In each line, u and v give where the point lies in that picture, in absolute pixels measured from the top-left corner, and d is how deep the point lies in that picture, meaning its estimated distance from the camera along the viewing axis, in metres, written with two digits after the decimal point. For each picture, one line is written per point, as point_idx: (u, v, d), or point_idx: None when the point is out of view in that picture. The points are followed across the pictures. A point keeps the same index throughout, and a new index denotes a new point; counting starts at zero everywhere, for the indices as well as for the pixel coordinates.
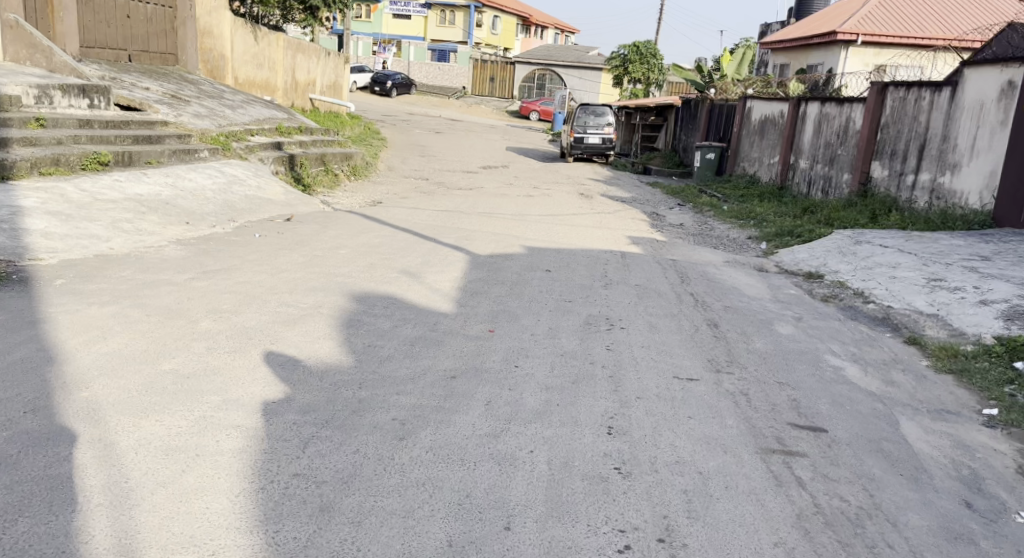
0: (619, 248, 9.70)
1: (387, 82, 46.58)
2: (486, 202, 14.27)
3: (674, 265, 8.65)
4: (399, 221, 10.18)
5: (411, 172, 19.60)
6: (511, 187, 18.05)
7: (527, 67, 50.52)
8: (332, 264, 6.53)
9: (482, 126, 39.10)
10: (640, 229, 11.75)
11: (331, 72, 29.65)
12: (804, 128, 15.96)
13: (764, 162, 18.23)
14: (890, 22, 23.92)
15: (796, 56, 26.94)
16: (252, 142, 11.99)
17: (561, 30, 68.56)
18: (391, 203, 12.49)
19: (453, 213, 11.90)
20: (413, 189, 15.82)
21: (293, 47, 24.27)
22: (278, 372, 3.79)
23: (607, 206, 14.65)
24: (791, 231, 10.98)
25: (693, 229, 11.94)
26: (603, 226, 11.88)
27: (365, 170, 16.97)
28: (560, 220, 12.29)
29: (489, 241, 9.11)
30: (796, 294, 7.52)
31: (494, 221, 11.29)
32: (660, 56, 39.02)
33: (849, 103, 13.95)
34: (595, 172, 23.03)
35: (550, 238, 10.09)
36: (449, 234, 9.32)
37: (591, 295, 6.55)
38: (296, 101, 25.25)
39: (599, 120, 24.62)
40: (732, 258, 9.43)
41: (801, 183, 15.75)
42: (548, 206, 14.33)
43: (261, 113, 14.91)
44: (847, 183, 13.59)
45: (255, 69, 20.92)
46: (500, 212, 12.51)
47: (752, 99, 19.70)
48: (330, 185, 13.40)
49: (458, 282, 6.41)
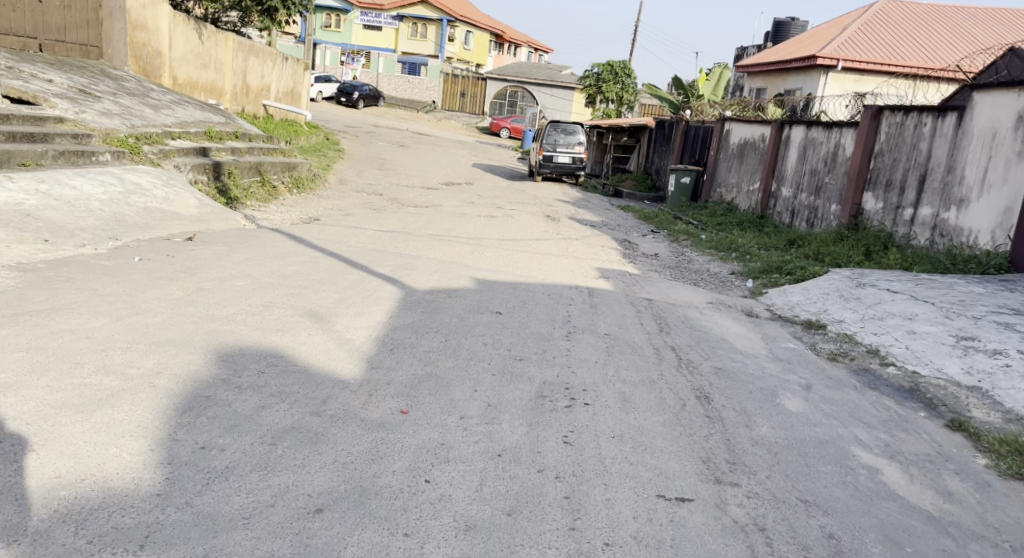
0: (585, 282, 8.40)
1: (353, 93, 45.16)
2: (442, 222, 12.95)
3: (650, 307, 7.32)
4: (333, 244, 8.80)
5: (366, 186, 18.24)
6: (472, 206, 16.76)
7: (498, 84, 49.48)
8: (215, 303, 5.11)
9: (450, 141, 37.82)
10: (609, 259, 10.48)
11: (288, 78, 28.19)
12: (788, 154, 14.78)
13: (743, 188, 17.06)
14: (870, 48, 23.08)
15: (773, 80, 26.06)
16: (168, 146, 10.86)
17: (535, 49, 67.88)
18: (331, 221, 11.12)
19: (400, 234, 10.53)
20: (364, 206, 14.49)
21: (245, 49, 22.92)
22: (17, 514, 2.56)
23: (573, 231, 13.38)
24: (779, 267, 9.74)
25: (670, 261, 10.68)
26: (568, 254, 10.59)
27: (310, 183, 15.60)
28: (522, 245, 10.99)
29: (432, 270, 7.76)
30: (794, 347, 6.21)
31: (445, 245, 9.93)
32: (633, 76, 38.20)
33: (838, 127, 12.75)
34: (563, 193, 21.79)
35: (507, 268, 8.74)
36: (386, 261, 7.96)
37: (547, 351, 5.16)
38: (247, 106, 23.80)
39: (568, 138, 23.26)
40: (717, 298, 8.14)
41: (783, 211, 14.55)
42: (510, 228, 13.03)
43: (192, 117, 13.50)
44: (835, 214, 12.37)
45: (198, 70, 19.46)
46: (455, 234, 11.18)
47: (730, 121, 18.60)
48: (262, 200, 12.04)
49: (378, 332, 5.00)
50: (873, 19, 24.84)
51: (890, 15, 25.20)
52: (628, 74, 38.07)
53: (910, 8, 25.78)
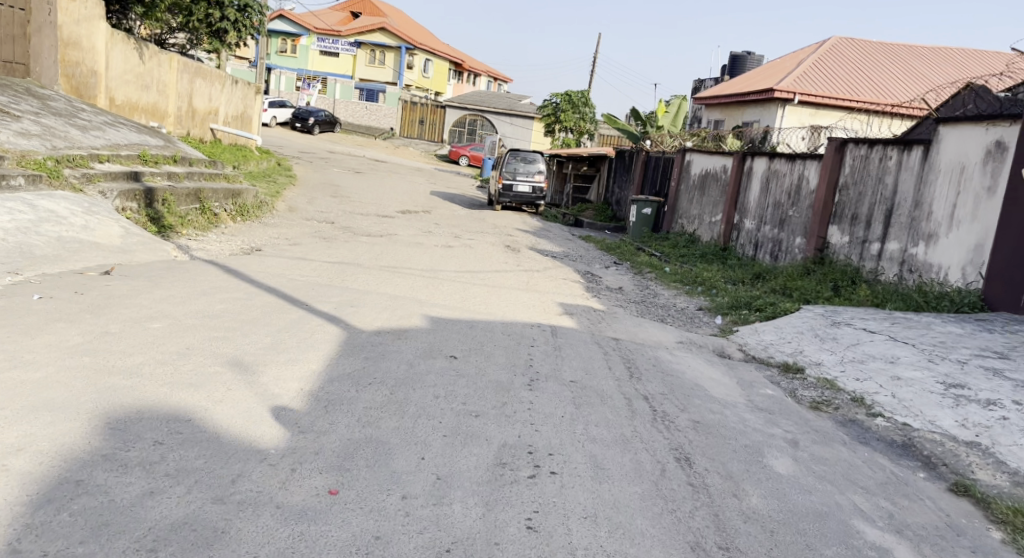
0: (546, 319, 7.83)
1: (309, 119, 44.46)
2: (396, 252, 12.35)
3: (617, 349, 6.77)
4: (273, 278, 8.16)
5: (318, 213, 17.61)
6: (429, 235, 16.20)
7: (457, 112, 49.16)
8: (122, 353, 4.45)
9: (407, 168, 37.27)
10: (570, 293, 9.96)
11: (239, 102, 27.47)
12: (751, 186, 14.49)
13: (705, 220, 16.74)
14: (825, 83, 23.18)
15: (730, 112, 26.06)
16: (93, 170, 10.27)
17: (495, 78, 67.93)
18: (275, 251, 10.49)
19: (349, 266, 9.91)
20: (314, 234, 13.85)
21: (192, 71, 22.18)
22: None
23: (533, 262, 12.87)
24: (747, 301, 9.29)
25: (635, 295, 10.21)
26: (528, 288, 10.05)
27: (257, 211, 14.90)
28: (479, 277, 10.42)
29: (380, 307, 7.12)
30: (773, 392, 5.69)
31: (397, 278, 9.32)
32: (591, 106, 38.16)
33: (802, 160, 12.45)
34: (522, 222, 21.33)
35: (462, 303, 8.15)
36: (332, 297, 7.32)
37: (507, 405, 4.54)
38: (193, 130, 23.00)
39: (528, 167, 22.87)
40: (686, 337, 7.63)
41: (747, 244, 14.21)
42: (467, 258, 12.48)
43: (126, 140, 12.87)
44: (800, 247, 12.01)
45: (140, 90, 18.69)
46: (408, 265, 10.58)
47: (691, 152, 18.36)
48: (200, 229, 11.35)
49: (312, 386, 4.36)
50: (827, 54, 25.05)
51: (844, 51, 25.45)
52: (587, 104, 38.02)
53: (863, 45, 26.10)
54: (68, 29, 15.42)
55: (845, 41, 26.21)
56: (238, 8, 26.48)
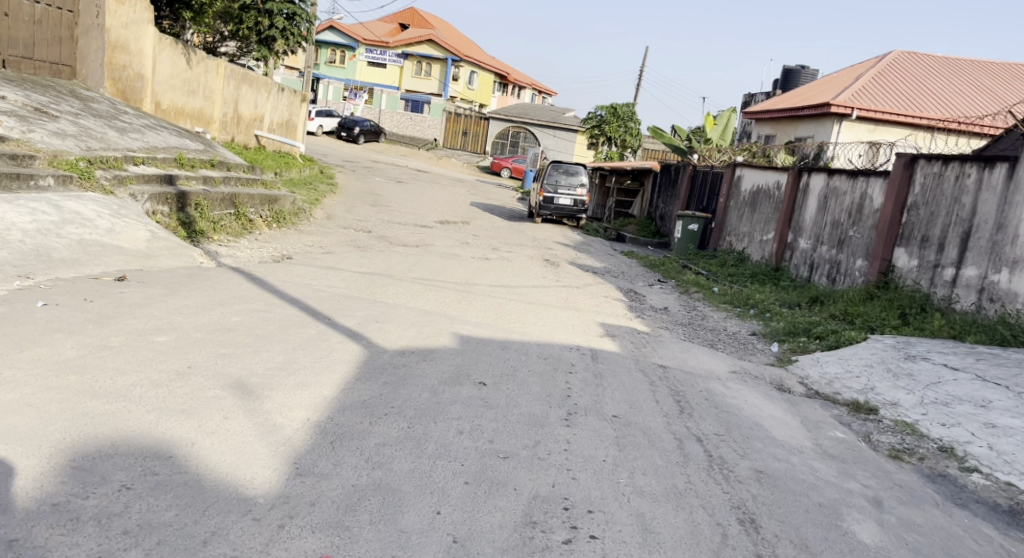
0: (586, 341, 7.24)
1: (354, 128, 44.55)
2: (431, 264, 11.86)
3: (664, 377, 6.16)
4: (299, 287, 7.70)
5: (356, 222, 17.25)
6: (467, 247, 15.74)
7: (501, 124, 48.86)
8: (113, 370, 4.01)
9: (449, 179, 37.00)
10: (613, 312, 9.35)
11: (284, 110, 27.43)
12: (807, 203, 13.77)
13: (755, 238, 16.02)
14: (885, 98, 22.23)
15: (783, 127, 25.22)
16: (127, 171, 9.84)
17: (540, 91, 67.61)
18: (306, 259, 10.07)
19: (381, 277, 9.44)
20: (349, 244, 13.45)
21: (238, 77, 22.12)
22: None
23: (574, 278, 12.29)
24: (806, 328, 8.60)
25: (681, 317, 9.59)
26: (568, 306, 9.46)
27: (293, 218, 14.55)
28: (516, 293, 9.87)
29: (407, 323, 6.62)
30: (844, 436, 5.02)
31: (430, 292, 8.81)
32: (637, 120, 37.50)
33: (866, 177, 11.73)
34: (563, 236, 20.77)
35: (497, 321, 7.60)
36: (358, 311, 6.83)
37: (540, 445, 3.98)
38: (237, 135, 22.93)
39: (571, 180, 22.31)
40: (741, 366, 6.98)
41: (801, 264, 13.49)
42: (504, 272, 11.94)
43: (164, 143, 12.41)
44: (861, 270, 11.29)
45: (185, 95, 18.54)
46: (442, 277, 10.08)
47: (742, 167, 17.64)
48: (232, 235, 10.99)
49: (320, 416, 3.86)
50: (886, 69, 24.11)
51: (904, 66, 24.49)
52: (633, 118, 37.38)
53: (924, 60, 25.10)
54: (117, 34, 15.05)
55: (905, 56, 25.26)
56: (287, 16, 26.53)
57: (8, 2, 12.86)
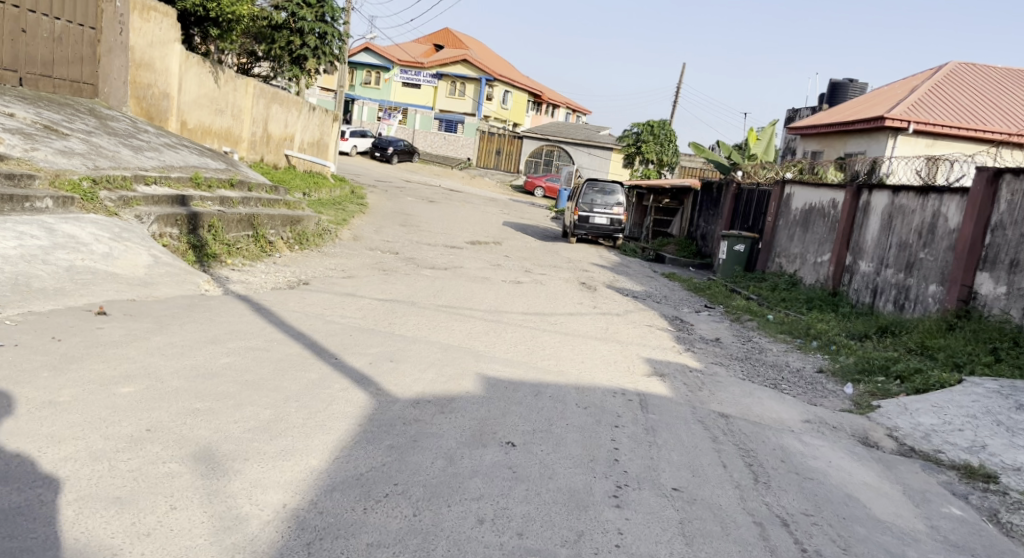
0: (632, 381, 6.36)
1: (388, 148, 44.16)
2: (460, 289, 11.02)
3: (727, 430, 5.26)
4: (311, 317, 6.90)
5: (383, 243, 16.49)
6: (500, 269, 14.91)
7: (535, 143, 48.20)
8: (47, 438, 3.22)
9: (483, 198, 36.30)
10: (660, 345, 8.43)
11: (314, 129, 26.92)
12: (868, 223, 12.90)
13: (808, 259, 15.07)
14: (943, 111, 21.10)
15: (831, 143, 24.16)
16: (136, 192, 9.02)
17: (574, 110, 66.93)
18: (324, 285, 9.29)
19: (405, 305, 8.62)
20: (374, 267, 12.64)
21: (268, 95, 21.60)
22: None
23: (614, 304, 11.36)
24: (883, 364, 7.69)
25: (737, 350, 8.69)
26: (610, 337, 8.55)
27: (316, 240, 13.77)
28: (552, 322, 8.99)
29: (429, 362, 5.79)
30: (964, 515, 4.17)
31: (458, 322, 7.97)
32: (674, 137, 36.54)
33: (942, 196, 10.93)
34: (599, 256, 19.87)
35: (533, 357, 6.75)
36: (374, 347, 6.02)
37: (585, 537, 3.11)
38: (267, 155, 22.41)
39: (607, 199, 21.33)
40: (815, 415, 6.08)
41: (861, 289, 12.63)
42: (539, 298, 11.06)
43: (182, 161, 11.56)
44: (936, 296, 10.51)
45: (213, 115, 17.91)
46: (472, 305, 9.24)
47: (792, 184, 16.67)
48: (247, 259, 10.19)
49: (295, 501, 3.02)
50: (943, 81, 22.98)
51: (962, 78, 23.33)
52: (670, 135, 36.43)
53: (982, 72, 23.94)
54: (140, 51, 14.25)
55: (962, 67, 24.11)
56: (319, 35, 26.01)
57: (24, 17, 12.00)
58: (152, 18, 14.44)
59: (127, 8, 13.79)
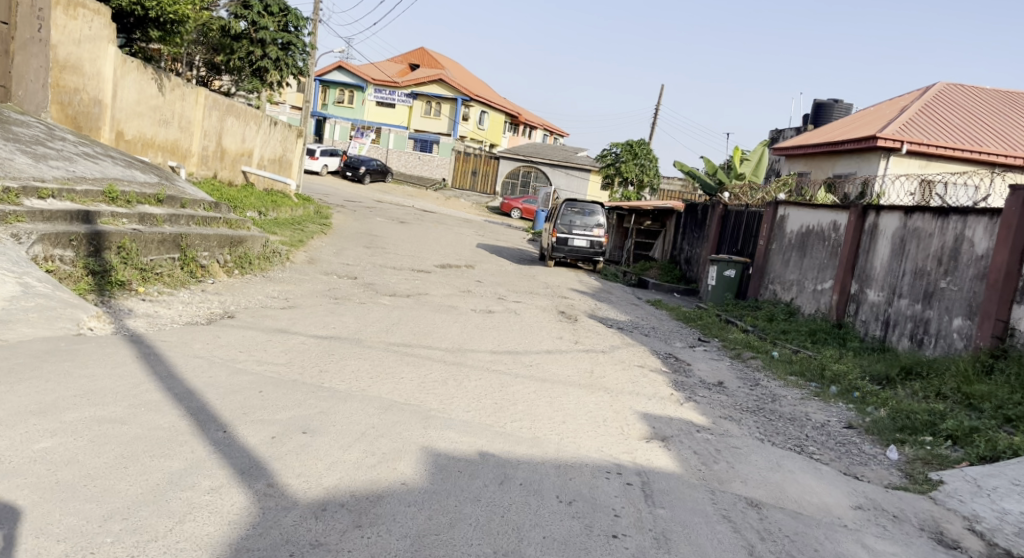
0: (627, 451, 4.92)
1: (360, 167, 42.73)
2: (422, 322, 9.53)
3: (763, 530, 3.83)
4: (217, 365, 5.38)
5: (342, 267, 14.98)
6: (471, 296, 13.47)
7: (511, 164, 46.95)
8: None
9: (458, 219, 34.90)
10: (656, 394, 6.99)
11: (276, 145, 25.42)
12: (876, 248, 11.64)
13: (806, 287, 13.79)
14: (936, 132, 20.05)
15: (818, 164, 23.06)
16: (21, 207, 7.50)
17: (551, 131, 65.95)
18: (255, 319, 7.78)
19: (349, 345, 7.12)
20: (325, 296, 11.14)
21: (222, 107, 20.10)
22: None
23: (597, 338, 9.93)
24: (927, 419, 6.32)
25: (746, 400, 7.31)
26: (595, 382, 7.09)
27: (260, 264, 12.29)
28: (527, 363, 7.52)
29: (358, 434, 4.31)
30: None
31: (411, 368, 6.49)
32: (654, 158, 35.42)
33: (965, 218, 9.67)
34: (579, 281, 18.51)
35: (501, 417, 5.28)
36: (288, 410, 4.52)
37: None
38: (221, 171, 20.85)
39: (586, 220, 20.02)
40: (865, 496, 4.69)
41: (870, 321, 11.33)
42: (512, 332, 9.60)
43: (98, 172, 10.03)
44: (962, 331, 9.20)
45: (156, 125, 16.49)
46: (431, 342, 7.76)
47: (786, 205, 15.42)
48: (166, 286, 8.68)
49: None
50: (934, 101, 21.98)
51: (951, 99, 22.37)
52: (650, 156, 35.31)
53: (972, 92, 23.03)
54: (65, 50, 12.94)
55: (951, 88, 23.19)
56: (281, 46, 24.75)
57: None
58: (80, 15, 13.16)
59: (47, 2, 12.42)
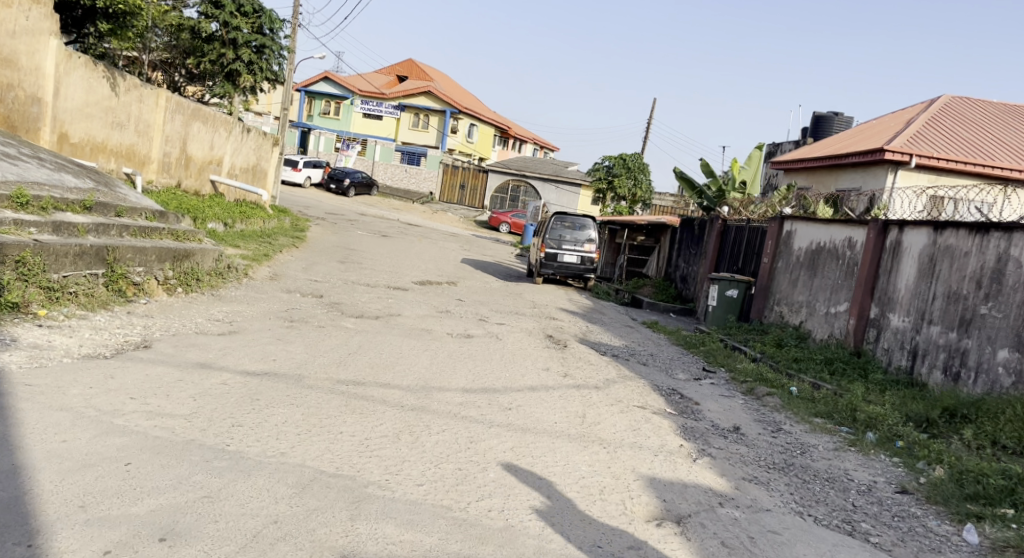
0: (632, 548, 3.63)
1: (344, 179, 41.43)
2: (386, 351, 8.21)
3: None
4: (83, 419, 4.05)
5: (309, 284, 13.67)
6: (451, 317, 12.18)
7: (500, 178, 45.74)
8: None
9: (444, 234, 33.61)
10: (662, 447, 5.69)
11: (250, 153, 24.15)
12: (899, 268, 10.38)
13: (817, 310, 12.53)
14: (946, 145, 18.86)
15: (820, 179, 21.86)
16: None
17: (542, 145, 64.88)
18: (176, 349, 6.45)
19: (284, 384, 5.78)
20: (279, 318, 9.82)
21: (186, 111, 18.78)
22: None
23: (590, 369, 8.62)
24: (1004, 484, 5.00)
25: (770, 453, 6.02)
26: (587, 431, 5.79)
27: (210, 281, 10.99)
28: (505, 406, 6.20)
29: (244, 535, 3.02)
30: None
31: (356, 416, 5.16)
32: (648, 173, 34.31)
33: (1010, 235, 8.41)
34: (568, 300, 17.23)
35: (463, 493, 3.96)
36: (159, 493, 3.24)
37: None
38: (186, 180, 19.52)
39: (577, 234, 18.73)
40: None
41: (893, 349, 10.06)
42: (491, 362, 8.28)
43: (13, 174, 8.79)
44: (1011, 366, 7.92)
45: (108, 128, 15.31)
46: (390, 379, 6.43)
47: (793, 220, 14.19)
48: (77, 308, 7.48)
49: None
50: (941, 114, 20.84)
51: (959, 111, 21.23)
52: (643, 171, 34.17)
53: (980, 106, 21.90)
54: None
55: (957, 100, 22.05)
56: (256, 49, 23.72)
57: None
58: (14, 4, 12.29)
59: None
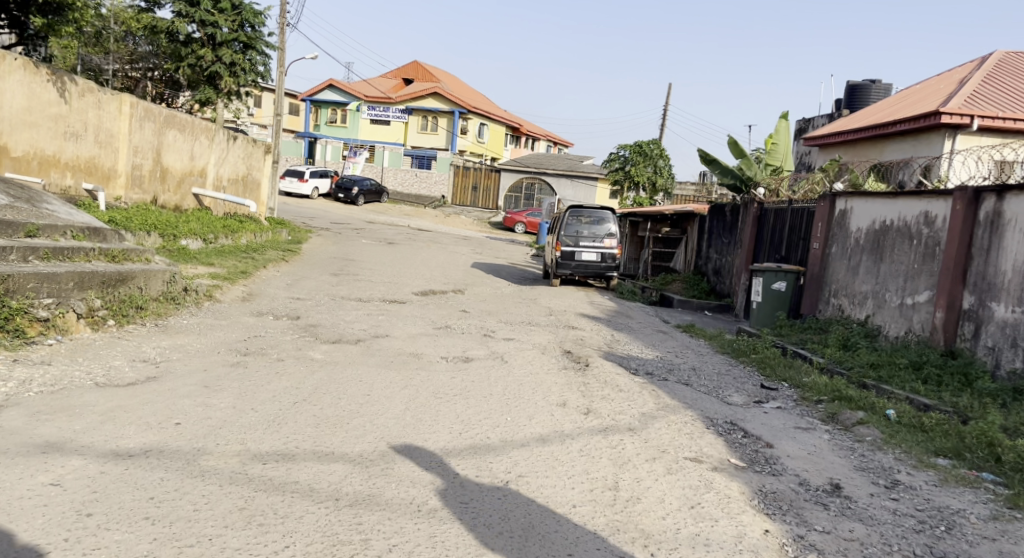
0: None
1: (354, 188, 39.67)
2: (353, 391, 6.28)
3: None
4: None
5: (289, 303, 11.81)
6: (453, 334, 10.24)
7: (513, 175, 43.74)
8: None
9: (457, 238, 31.71)
10: (739, 543, 3.68)
11: (238, 162, 22.33)
12: (1002, 246, 8.25)
13: (889, 302, 10.42)
14: (1008, 103, 16.59)
15: (862, 152, 19.65)
16: None
17: (556, 141, 62.76)
18: (31, 419, 4.53)
19: (162, 472, 3.83)
20: (233, 351, 7.93)
21: (157, 118, 16.99)
22: None
23: (620, 399, 6.61)
24: None
25: (905, 533, 3.99)
26: (626, 520, 3.80)
27: (155, 309, 9.09)
28: (499, 479, 4.21)
29: None
30: None
31: (246, 534, 3.20)
32: (668, 160, 32.13)
33: None
34: (590, 303, 15.23)
35: None
36: None
37: None
38: (162, 196, 17.75)
39: (596, 229, 16.68)
40: None
41: (1003, 348, 7.96)
42: (488, 398, 6.31)
43: None
44: None
45: (59, 138, 13.53)
46: (334, 448, 4.48)
47: (847, 197, 12.03)
48: None
49: None
50: (996, 71, 18.51)
51: (1016, 67, 18.89)
52: (663, 158, 32.01)
53: None
54: None
55: (1011, 56, 19.71)
56: (238, 48, 21.86)
57: None
58: None
59: None
